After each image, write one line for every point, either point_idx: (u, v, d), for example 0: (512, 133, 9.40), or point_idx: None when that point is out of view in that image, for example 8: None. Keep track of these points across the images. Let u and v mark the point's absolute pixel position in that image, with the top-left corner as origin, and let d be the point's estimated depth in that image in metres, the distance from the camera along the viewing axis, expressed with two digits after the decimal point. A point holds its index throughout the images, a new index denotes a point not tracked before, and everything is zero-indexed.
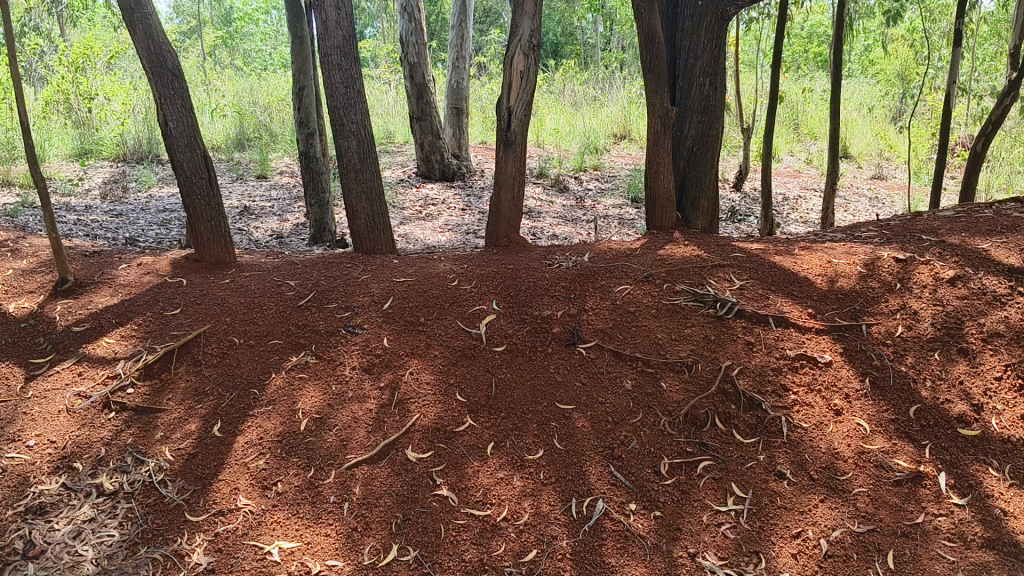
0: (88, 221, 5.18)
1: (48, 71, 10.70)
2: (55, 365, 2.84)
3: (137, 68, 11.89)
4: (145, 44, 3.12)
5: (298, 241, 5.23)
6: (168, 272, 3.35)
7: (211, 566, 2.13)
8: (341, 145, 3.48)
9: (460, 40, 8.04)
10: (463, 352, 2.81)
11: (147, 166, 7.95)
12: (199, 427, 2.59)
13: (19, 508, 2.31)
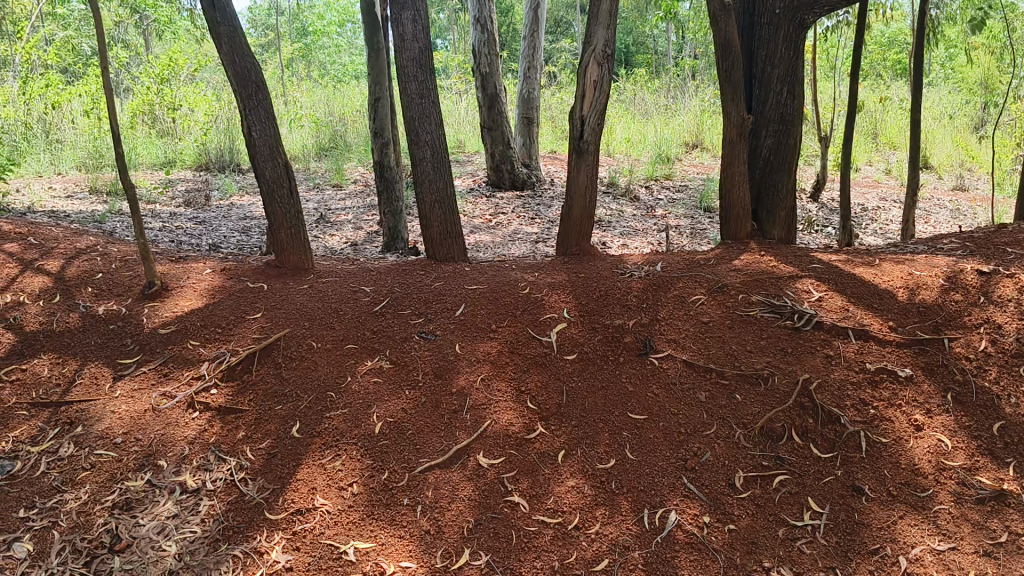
0: (174, 227, 5.36)
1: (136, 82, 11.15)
2: (141, 365, 2.94)
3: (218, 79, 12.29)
4: (230, 56, 3.21)
5: (373, 248, 5.31)
6: (250, 277, 3.44)
7: (288, 564, 2.17)
8: (416, 155, 3.53)
9: (531, 50, 8.06)
10: (535, 360, 2.83)
11: (228, 175, 8.20)
12: (277, 428, 2.65)
13: (107, 504, 2.40)
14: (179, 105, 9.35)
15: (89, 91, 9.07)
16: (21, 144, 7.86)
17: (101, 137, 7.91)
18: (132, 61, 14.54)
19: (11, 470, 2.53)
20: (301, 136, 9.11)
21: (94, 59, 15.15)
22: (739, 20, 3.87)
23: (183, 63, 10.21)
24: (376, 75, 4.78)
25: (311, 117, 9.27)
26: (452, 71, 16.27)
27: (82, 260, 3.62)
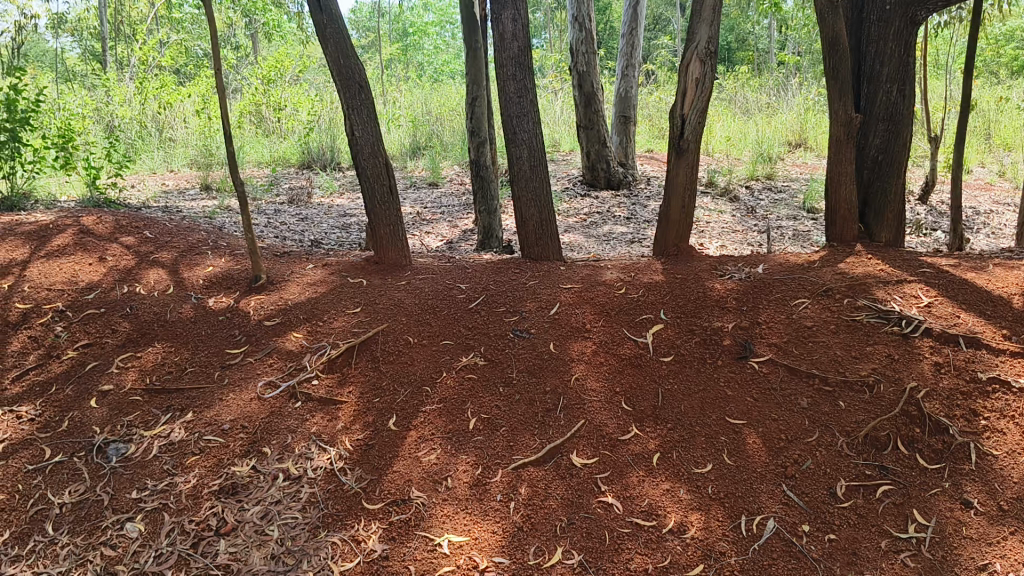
0: (278, 223, 5.54)
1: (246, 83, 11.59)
2: (247, 355, 3.04)
3: (322, 80, 12.65)
4: (335, 57, 3.30)
5: (468, 246, 5.36)
6: (350, 273, 3.53)
7: (385, 553, 2.22)
8: (514, 154, 3.55)
9: (630, 47, 8.00)
10: (630, 360, 2.81)
11: (330, 173, 8.42)
12: (375, 420, 2.71)
13: (214, 488, 2.50)
14: (284, 105, 9.65)
15: (200, 92, 9.45)
16: (136, 143, 8.24)
17: (211, 136, 8.22)
18: (241, 63, 15.08)
19: (126, 453, 2.67)
20: (399, 136, 9.29)
21: (205, 60, 15.79)
22: (847, 16, 3.76)
23: (288, 65, 10.53)
24: (474, 75, 4.84)
25: (409, 117, 9.44)
26: (549, 70, 16.30)
27: (193, 254, 3.78)
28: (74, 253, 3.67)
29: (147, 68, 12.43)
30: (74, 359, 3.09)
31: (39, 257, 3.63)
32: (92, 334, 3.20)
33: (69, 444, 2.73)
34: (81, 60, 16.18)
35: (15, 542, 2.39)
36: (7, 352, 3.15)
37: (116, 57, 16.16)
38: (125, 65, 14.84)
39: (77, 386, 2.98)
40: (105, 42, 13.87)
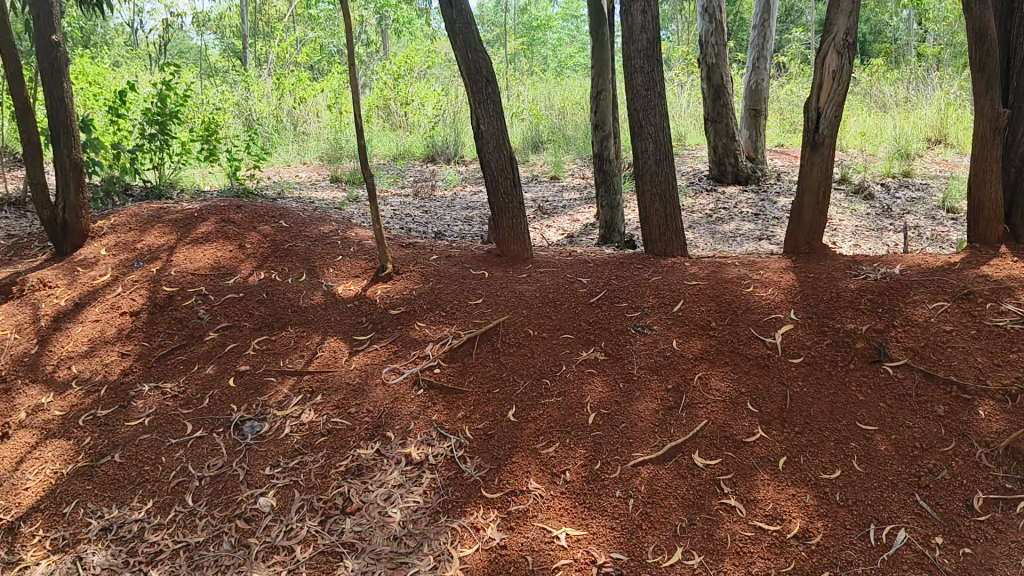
0: (403, 215, 5.67)
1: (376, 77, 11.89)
2: (374, 343, 3.14)
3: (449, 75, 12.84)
4: (465, 52, 3.36)
5: (589, 241, 5.34)
6: (473, 264, 3.57)
7: (503, 542, 2.26)
8: (639, 147, 3.53)
9: (761, 39, 7.81)
10: (756, 361, 2.75)
11: (453, 165, 8.55)
12: (495, 411, 2.75)
13: (341, 468, 2.60)
14: (411, 100, 9.85)
15: (332, 87, 9.77)
16: (272, 136, 8.60)
17: (341, 130, 8.48)
18: (372, 58, 15.47)
19: (260, 431, 2.80)
20: (522, 129, 9.34)
21: (338, 57, 16.29)
22: (997, 6, 3.55)
23: (417, 60, 10.73)
24: (600, 67, 4.83)
25: (533, 110, 9.48)
26: (676, 62, 16.01)
27: (324, 244, 3.91)
28: (215, 240, 3.87)
29: (284, 64, 12.94)
30: (214, 341, 3.27)
31: (185, 243, 3.85)
32: (231, 317, 3.37)
33: (208, 420, 2.89)
34: (223, 56, 17.03)
35: (159, 511, 2.56)
36: (154, 332, 3.36)
37: (256, 53, 16.92)
38: (264, 61, 15.51)
39: (216, 366, 3.14)
40: (245, 39, 14.52)
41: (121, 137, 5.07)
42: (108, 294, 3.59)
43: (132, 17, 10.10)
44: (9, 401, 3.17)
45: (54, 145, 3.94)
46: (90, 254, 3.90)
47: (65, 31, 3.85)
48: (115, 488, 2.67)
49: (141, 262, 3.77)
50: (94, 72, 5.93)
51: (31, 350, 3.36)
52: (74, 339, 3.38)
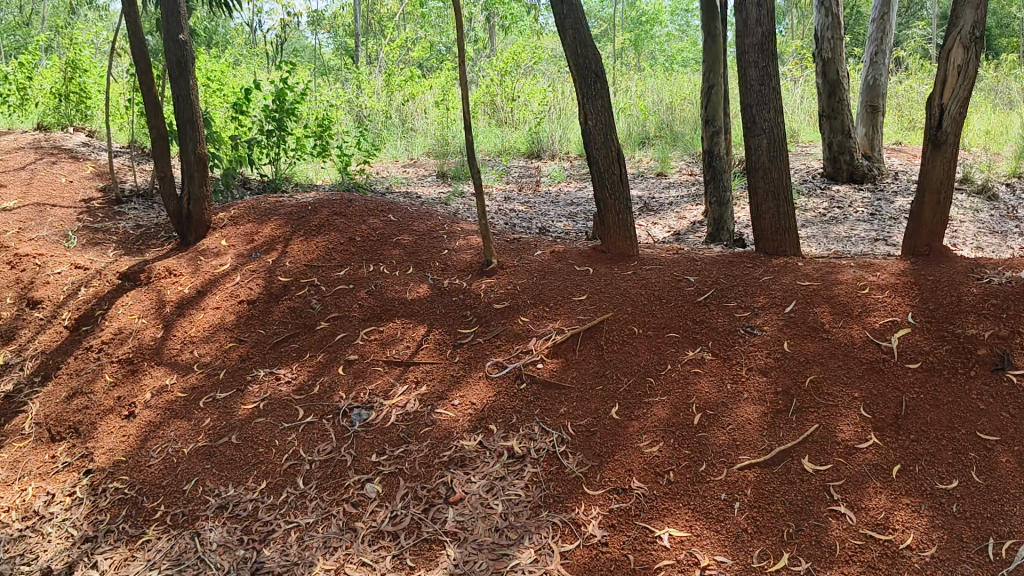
0: (508, 211, 5.71)
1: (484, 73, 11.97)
2: (478, 335, 3.17)
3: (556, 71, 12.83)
4: (574, 48, 3.37)
5: (696, 238, 5.25)
6: (578, 260, 3.56)
7: (604, 539, 2.27)
8: (752, 144, 3.46)
9: (880, 34, 7.55)
10: (870, 365, 2.65)
11: (558, 161, 8.54)
12: (598, 408, 2.74)
13: (444, 458, 2.66)
14: (517, 96, 9.89)
15: (440, 83, 9.89)
16: (381, 132, 8.79)
17: (448, 126, 8.58)
18: (479, 55, 15.59)
19: (368, 419, 2.88)
20: (629, 125, 9.25)
21: (446, 55, 16.49)
22: None
23: (525, 56, 10.75)
24: (711, 62, 4.76)
25: (640, 106, 9.38)
26: (789, 57, 15.55)
27: (430, 238, 3.96)
28: (328, 232, 3.98)
29: (394, 61, 13.20)
30: (324, 330, 3.37)
31: (299, 235, 3.98)
32: (341, 307, 3.46)
33: (319, 406, 2.99)
34: (336, 54, 17.51)
35: (271, 491, 2.67)
36: (269, 320, 3.49)
37: (367, 51, 17.34)
38: (376, 60, 15.84)
39: (327, 354, 3.24)
40: (358, 37, 14.90)
41: (241, 132, 5.27)
42: (227, 283, 3.75)
43: (252, 17, 10.47)
44: (136, 382, 3.35)
45: (182, 139, 4.11)
46: (211, 245, 4.08)
47: (190, 28, 3.98)
48: (231, 468, 2.80)
49: (258, 253, 3.92)
50: (217, 69, 6.17)
51: (156, 334, 3.55)
52: (196, 324, 3.55)
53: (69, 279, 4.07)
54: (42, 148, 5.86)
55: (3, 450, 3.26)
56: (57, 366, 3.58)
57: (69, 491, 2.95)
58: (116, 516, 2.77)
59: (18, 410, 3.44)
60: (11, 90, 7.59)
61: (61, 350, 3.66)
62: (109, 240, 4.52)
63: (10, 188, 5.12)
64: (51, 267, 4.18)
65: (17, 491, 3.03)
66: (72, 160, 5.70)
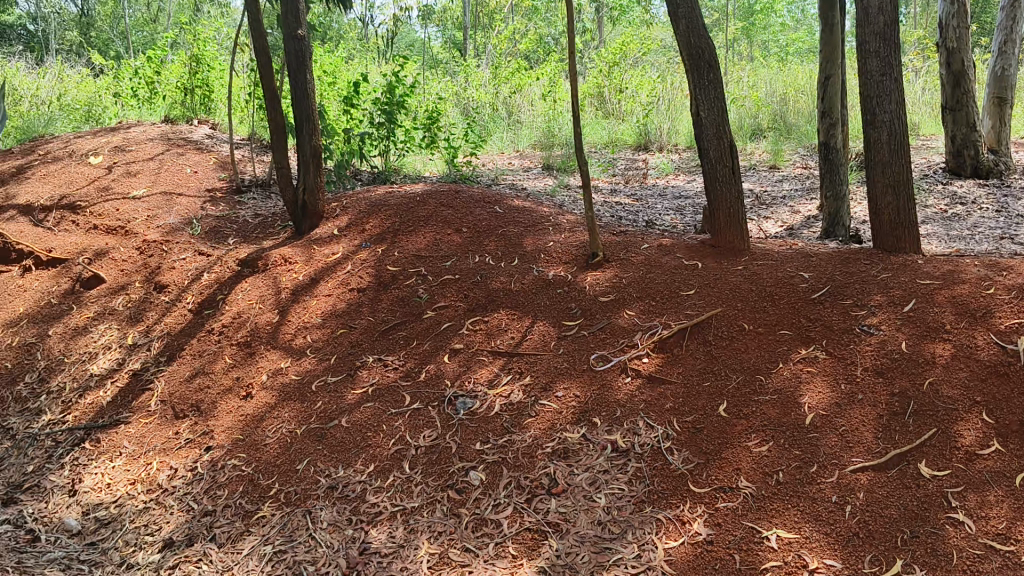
0: (614, 203, 5.68)
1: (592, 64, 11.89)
2: (582, 328, 3.16)
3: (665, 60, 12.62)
4: (687, 38, 3.35)
5: (810, 234, 5.10)
6: (687, 254, 3.50)
7: (709, 537, 2.26)
8: (872, 136, 3.34)
9: (1010, 21, 7.18)
10: (994, 369, 2.53)
11: (666, 154, 8.41)
12: (705, 405, 2.70)
13: (547, 450, 2.68)
14: (625, 87, 9.79)
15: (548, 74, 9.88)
16: (488, 124, 8.86)
17: (554, 118, 8.58)
18: (587, 46, 15.51)
19: (472, 408, 2.93)
20: (740, 116, 9.03)
21: (554, 49, 16.46)
22: None
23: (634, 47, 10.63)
24: (829, 52, 4.63)
25: (753, 97, 9.14)
26: (912, 46, 14.86)
27: (537, 228, 3.97)
28: (435, 223, 4.04)
29: (502, 53, 13.26)
30: (431, 319, 3.43)
31: (407, 225, 4.06)
32: (447, 297, 3.51)
33: (425, 394, 3.05)
34: (444, 48, 17.76)
35: (379, 474, 2.76)
36: (377, 308, 3.57)
37: (475, 44, 17.52)
38: (484, 53, 15.94)
39: (433, 342, 3.30)
40: (466, 31, 15.07)
41: (353, 124, 5.41)
42: (339, 271, 3.86)
43: (365, 12, 10.71)
44: (253, 364, 3.49)
45: (299, 132, 4.24)
46: (324, 233, 4.21)
47: (308, 24, 4.10)
48: (341, 450, 2.90)
49: (369, 242, 4.02)
50: (331, 63, 6.34)
51: (272, 319, 3.68)
52: (309, 310, 3.67)
53: (193, 265, 4.28)
54: (169, 139, 6.16)
55: (131, 425, 3.45)
56: (180, 347, 3.77)
57: (190, 466, 3.11)
58: (233, 492, 2.91)
59: (145, 388, 3.63)
60: (141, 83, 7.99)
61: (184, 331, 3.86)
62: (229, 228, 4.72)
63: (140, 177, 5.41)
64: (177, 253, 4.42)
65: (144, 465, 3.21)
66: (196, 150, 5.97)
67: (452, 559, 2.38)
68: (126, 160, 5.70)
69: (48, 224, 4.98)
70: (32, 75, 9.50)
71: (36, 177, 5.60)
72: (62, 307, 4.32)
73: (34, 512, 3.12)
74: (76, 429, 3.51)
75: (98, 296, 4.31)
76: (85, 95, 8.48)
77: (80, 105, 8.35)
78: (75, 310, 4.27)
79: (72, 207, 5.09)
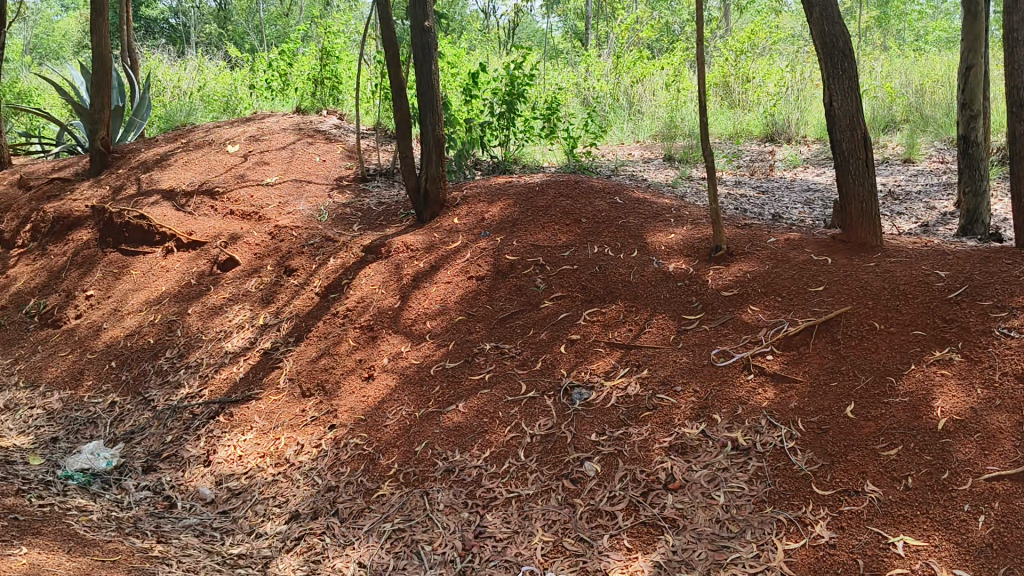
0: (738, 196, 5.55)
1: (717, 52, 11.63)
2: (703, 323, 3.11)
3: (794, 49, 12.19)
4: (820, 25, 3.28)
5: (948, 231, 4.86)
6: (815, 249, 3.39)
7: (832, 541, 2.22)
8: (1018, 129, 3.15)
9: None
10: None
11: (794, 146, 8.14)
12: (831, 405, 2.62)
13: (665, 444, 2.66)
14: (752, 77, 9.54)
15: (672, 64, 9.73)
16: (608, 115, 8.81)
17: (677, 108, 8.44)
18: (712, 35, 15.15)
19: (589, 399, 2.93)
20: (874, 107, 8.65)
21: (677, 38, 16.16)
22: None
23: (762, 36, 10.34)
24: (971, 41, 4.41)
25: (887, 87, 8.75)
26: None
27: (658, 220, 3.91)
28: (555, 213, 4.05)
29: (624, 42, 13.13)
30: (549, 309, 3.45)
31: (527, 215, 4.08)
32: (566, 287, 3.52)
33: (542, 383, 3.07)
34: (565, 38, 17.74)
35: (495, 460, 2.82)
36: (496, 296, 3.61)
37: (596, 33, 17.39)
38: (605, 42, 15.80)
39: (551, 332, 3.32)
40: (588, 20, 15.02)
41: (476, 115, 5.48)
42: (458, 259, 3.92)
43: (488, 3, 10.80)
44: (375, 347, 3.60)
45: (423, 121, 4.33)
46: (446, 222, 4.28)
47: (435, 15, 4.18)
48: (459, 435, 2.96)
49: (488, 231, 4.06)
50: (454, 54, 6.44)
51: (394, 304, 3.78)
52: (429, 297, 3.74)
53: (319, 251, 4.44)
54: (300, 129, 6.39)
55: (262, 401, 3.62)
56: (308, 328, 3.92)
57: (315, 442, 3.23)
58: (355, 469, 3.01)
59: (274, 366, 3.80)
60: (275, 75, 8.31)
61: (311, 314, 4.01)
62: (355, 215, 4.86)
63: (272, 165, 5.64)
64: (305, 238, 4.59)
65: (272, 439, 3.36)
66: (325, 140, 6.17)
67: (566, 547, 2.42)
68: (260, 148, 5.95)
69: (188, 209, 5.26)
70: (175, 66, 10.01)
71: (177, 163, 5.92)
72: (200, 288, 4.56)
73: (172, 480, 3.31)
74: (211, 403, 3.71)
75: (233, 279, 4.53)
76: (223, 86, 8.88)
77: (218, 95, 8.75)
78: (212, 290, 4.50)
79: (210, 192, 5.35)
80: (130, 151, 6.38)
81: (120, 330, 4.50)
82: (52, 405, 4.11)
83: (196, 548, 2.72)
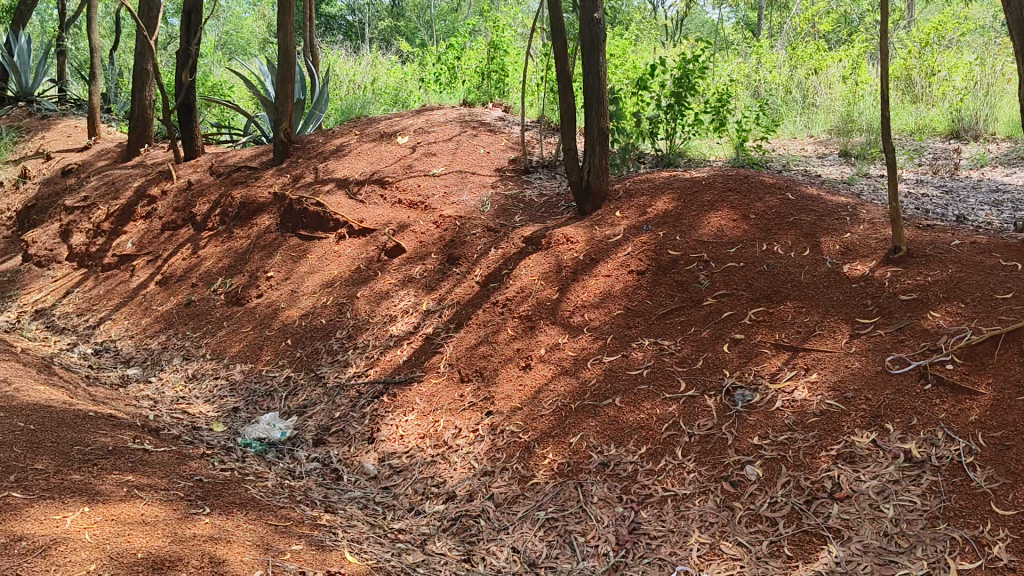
0: (918, 195, 5.27)
1: (901, 43, 10.98)
2: (878, 327, 2.96)
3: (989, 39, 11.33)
4: None
5: None
6: (1005, 254, 3.15)
7: (1012, 564, 2.10)
8: None
9: None
10: None
11: (982, 143, 7.60)
12: (1016, 420, 2.44)
13: (832, 452, 2.57)
14: (938, 70, 8.97)
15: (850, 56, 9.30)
16: (780, 108, 8.53)
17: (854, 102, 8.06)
18: (895, 24, 14.31)
19: (751, 401, 2.86)
20: None
21: (857, 30, 15.37)
22: None
23: (950, 27, 9.72)
24: None
25: None
26: None
27: (832, 215, 3.75)
28: (721, 208, 3.95)
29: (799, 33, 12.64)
30: (711, 306, 3.39)
31: (690, 209, 4.01)
32: (730, 285, 3.44)
33: (702, 381, 3.03)
34: (736, 30, 17.25)
35: (651, 457, 2.81)
36: (656, 292, 3.58)
37: (769, 24, 16.80)
38: (778, 33, 15.23)
39: (713, 331, 3.26)
40: (761, 10, 14.62)
41: (641, 108, 5.44)
42: (619, 252, 3.90)
43: None
44: (534, 337, 3.65)
45: (588, 114, 4.35)
46: (607, 215, 4.28)
47: (605, 7, 4.15)
48: (616, 429, 2.97)
49: (650, 225, 4.02)
50: (619, 47, 6.41)
51: (553, 296, 3.82)
52: (588, 290, 3.75)
53: (482, 241, 4.55)
54: (466, 121, 6.54)
55: (423, 383, 3.75)
56: (468, 316, 4.02)
57: (473, 427, 3.32)
58: (511, 456, 3.08)
59: (436, 351, 3.92)
60: (444, 69, 8.54)
61: (472, 302, 4.11)
62: (516, 207, 4.93)
63: (439, 157, 5.81)
64: (468, 228, 4.70)
65: (432, 422, 3.48)
66: (490, 132, 6.29)
67: (723, 550, 2.39)
68: (428, 140, 6.13)
69: (360, 197, 5.51)
70: (353, 61, 10.47)
71: (351, 154, 6.20)
72: (368, 273, 4.77)
73: (339, 454, 3.49)
74: (376, 383, 3.88)
75: (398, 266, 4.71)
76: (395, 80, 9.20)
77: (391, 89, 9.08)
78: (379, 276, 4.70)
79: (380, 182, 5.58)
80: (308, 142, 6.73)
81: (295, 310, 4.78)
82: (233, 377, 4.43)
83: (360, 519, 2.86)
